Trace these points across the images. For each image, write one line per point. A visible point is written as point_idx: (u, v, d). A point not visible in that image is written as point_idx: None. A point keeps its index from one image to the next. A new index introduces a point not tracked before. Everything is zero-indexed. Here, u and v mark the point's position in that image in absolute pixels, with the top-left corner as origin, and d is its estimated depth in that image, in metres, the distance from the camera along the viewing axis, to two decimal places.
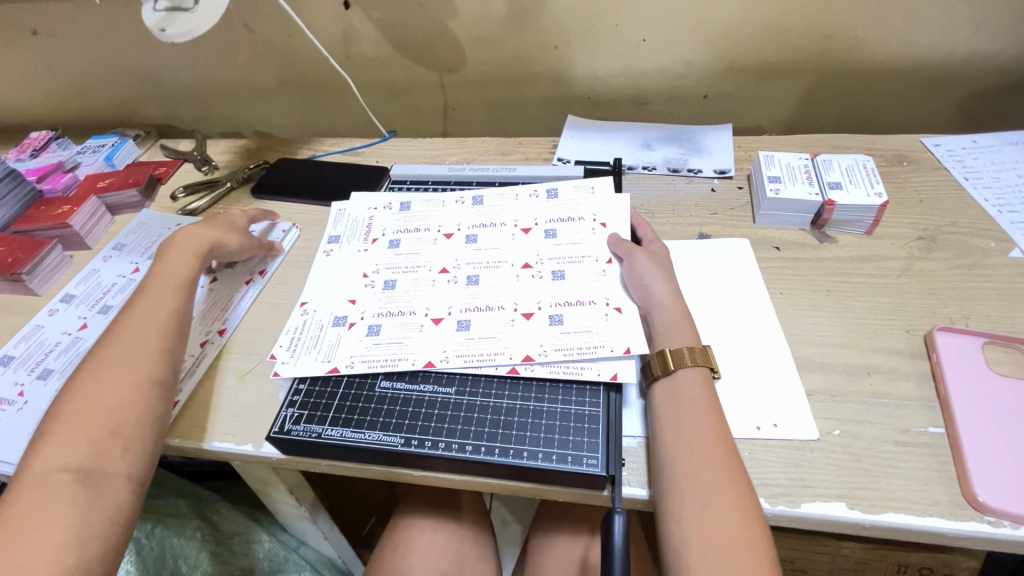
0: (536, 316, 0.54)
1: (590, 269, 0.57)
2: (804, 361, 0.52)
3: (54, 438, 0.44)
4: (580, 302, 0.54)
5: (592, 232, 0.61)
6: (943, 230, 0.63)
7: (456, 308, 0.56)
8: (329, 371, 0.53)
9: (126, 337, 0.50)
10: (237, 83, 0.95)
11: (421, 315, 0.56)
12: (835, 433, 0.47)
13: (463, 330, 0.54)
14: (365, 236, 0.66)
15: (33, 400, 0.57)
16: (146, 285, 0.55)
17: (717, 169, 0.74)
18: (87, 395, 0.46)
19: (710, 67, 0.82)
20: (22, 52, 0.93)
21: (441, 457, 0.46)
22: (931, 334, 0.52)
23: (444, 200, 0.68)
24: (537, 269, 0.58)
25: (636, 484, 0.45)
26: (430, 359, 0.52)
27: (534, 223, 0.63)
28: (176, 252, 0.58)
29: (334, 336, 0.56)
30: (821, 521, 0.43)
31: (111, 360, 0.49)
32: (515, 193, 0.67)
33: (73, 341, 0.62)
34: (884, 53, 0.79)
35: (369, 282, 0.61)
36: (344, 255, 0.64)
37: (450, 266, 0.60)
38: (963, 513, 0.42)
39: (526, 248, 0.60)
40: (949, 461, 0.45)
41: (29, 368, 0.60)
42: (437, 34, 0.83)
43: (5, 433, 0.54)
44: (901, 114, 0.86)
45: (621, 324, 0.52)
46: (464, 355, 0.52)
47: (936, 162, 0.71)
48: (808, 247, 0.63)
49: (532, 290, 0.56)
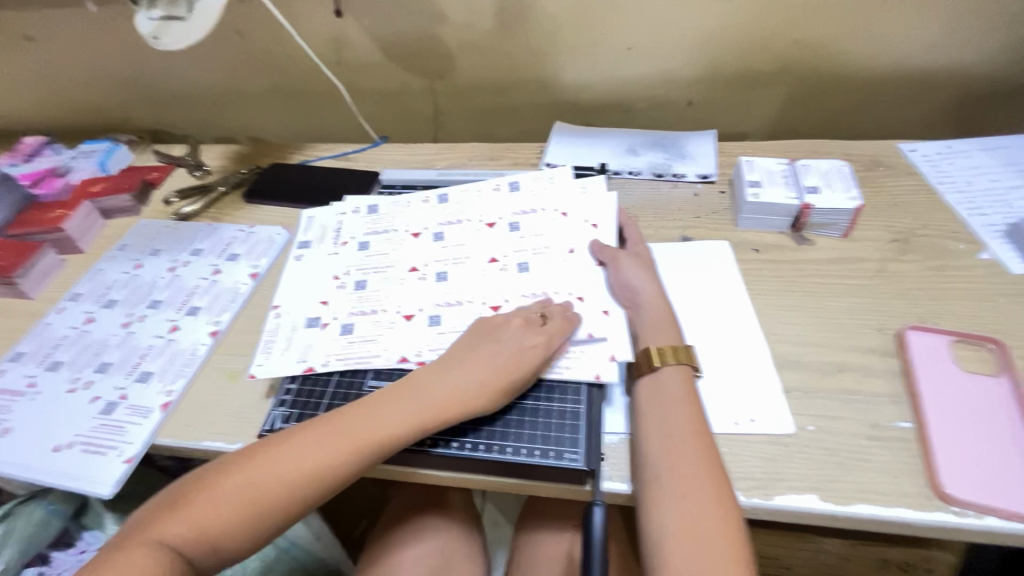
0: (504, 309, 0.56)
1: (553, 261, 0.59)
2: (780, 359, 0.54)
3: (185, 522, 0.43)
4: (545, 294, 0.56)
5: (582, 232, 0.61)
6: (917, 233, 0.65)
7: (427, 305, 0.58)
8: (306, 371, 0.54)
9: (300, 460, 0.45)
10: (230, 89, 0.96)
11: (393, 313, 0.58)
12: (810, 428, 0.49)
13: (435, 325, 0.56)
14: (336, 239, 0.67)
15: (45, 389, 0.59)
16: (371, 403, 0.48)
17: (700, 173, 0.75)
18: (234, 507, 0.43)
19: (693, 75, 0.84)
20: (15, 57, 0.94)
21: (428, 454, 0.48)
22: (902, 333, 0.54)
23: (410, 200, 0.70)
24: (503, 263, 0.60)
25: (617, 479, 0.46)
26: (403, 355, 0.54)
27: (498, 218, 0.65)
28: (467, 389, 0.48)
29: (308, 337, 0.57)
30: (794, 512, 0.44)
31: (278, 478, 0.44)
32: (478, 188, 0.69)
33: (80, 334, 0.64)
34: (862, 61, 0.81)
35: (340, 284, 0.62)
36: (314, 261, 0.65)
37: (419, 265, 0.62)
38: (929, 504, 0.43)
39: (491, 243, 0.62)
40: (917, 454, 0.46)
41: (38, 361, 0.61)
42: (427, 42, 0.85)
43: (19, 423, 0.56)
44: (881, 121, 0.89)
45: (606, 327, 0.53)
46: (436, 349, 0.54)
47: (911, 167, 0.74)
48: (787, 249, 0.65)
49: (498, 284, 0.58)
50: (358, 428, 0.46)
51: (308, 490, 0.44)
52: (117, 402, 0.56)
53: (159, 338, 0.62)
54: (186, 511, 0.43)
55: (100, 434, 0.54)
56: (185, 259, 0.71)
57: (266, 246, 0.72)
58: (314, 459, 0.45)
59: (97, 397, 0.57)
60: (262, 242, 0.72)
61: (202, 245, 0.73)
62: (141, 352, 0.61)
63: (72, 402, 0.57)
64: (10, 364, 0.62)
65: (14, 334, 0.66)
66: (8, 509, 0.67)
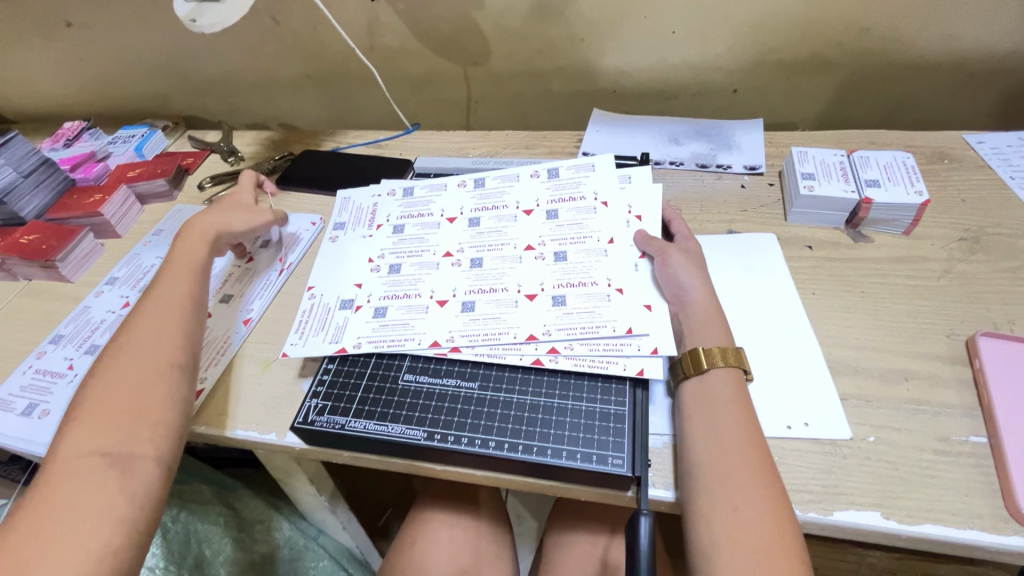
0: (539, 297, 0.54)
1: (591, 251, 0.57)
2: (836, 364, 0.51)
3: (85, 422, 0.44)
4: (583, 284, 0.54)
5: (625, 225, 0.58)
6: (987, 232, 0.60)
7: (460, 290, 0.56)
8: (337, 352, 0.53)
9: (153, 326, 0.51)
10: (262, 75, 0.96)
11: (426, 297, 0.56)
12: (870, 440, 0.45)
13: (467, 311, 0.54)
14: (370, 222, 0.66)
15: (82, 372, 0.59)
16: (164, 271, 0.56)
17: (747, 165, 0.72)
18: (118, 386, 0.46)
19: (741, 61, 0.80)
20: (55, 43, 0.95)
21: (463, 452, 0.46)
22: (974, 339, 0.50)
23: (446, 184, 0.68)
24: (540, 251, 0.58)
25: (661, 486, 0.44)
26: (435, 339, 0.52)
27: (536, 205, 0.62)
28: (189, 237, 0.59)
29: (341, 318, 0.56)
30: (853, 529, 0.41)
31: (135, 346, 0.49)
32: (515, 173, 0.67)
33: (118, 318, 0.64)
34: (927, 46, 0.75)
35: (374, 267, 0.61)
36: (349, 242, 0.64)
37: (453, 250, 0.60)
38: (1006, 527, 0.40)
39: (528, 230, 0.60)
40: (992, 473, 0.43)
41: (77, 344, 0.62)
42: (463, 28, 0.82)
43: (59, 405, 0.56)
44: (943, 110, 0.83)
45: (648, 321, 0.50)
46: (469, 336, 0.52)
47: (979, 160, 0.68)
48: (842, 246, 0.61)
49: (534, 273, 0.56)
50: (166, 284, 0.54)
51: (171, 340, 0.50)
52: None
53: None
54: (79, 421, 0.44)
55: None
56: None
57: (297, 237, 0.70)
58: (141, 312, 0.52)
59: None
60: (291, 230, 0.71)
61: None
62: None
63: None
64: (50, 347, 0.63)
65: (53, 320, 0.66)
66: None
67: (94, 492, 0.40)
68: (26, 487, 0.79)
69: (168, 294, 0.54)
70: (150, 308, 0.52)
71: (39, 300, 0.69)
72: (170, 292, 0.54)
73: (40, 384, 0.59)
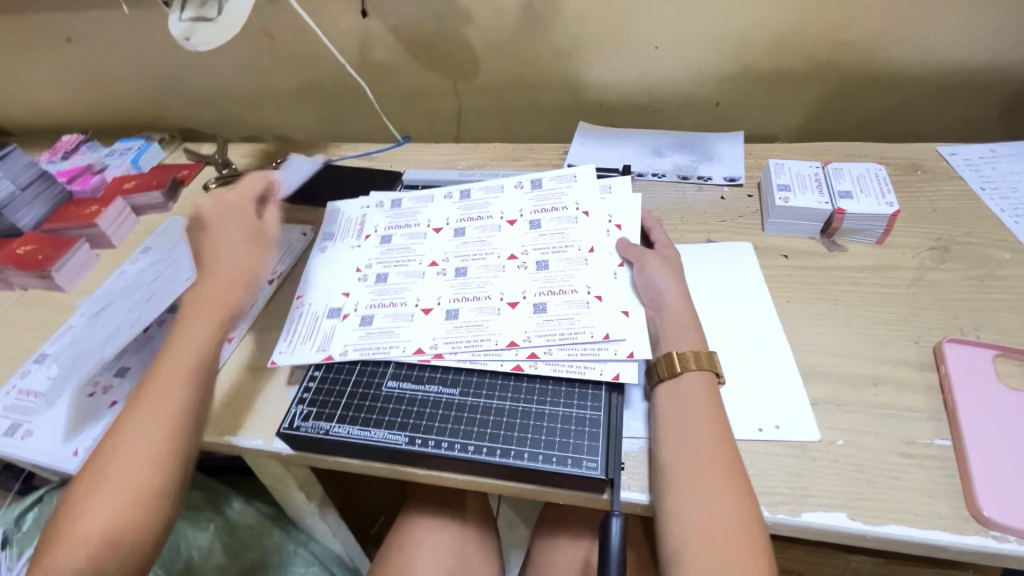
0: (521, 305, 0.55)
1: (572, 259, 0.59)
2: (809, 370, 0.52)
3: (87, 497, 0.44)
4: (563, 292, 0.56)
5: (606, 234, 0.60)
6: (957, 241, 0.62)
7: (444, 298, 0.58)
8: (324, 359, 0.55)
9: (164, 398, 0.49)
10: (257, 88, 0.98)
11: (412, 305, 0.58)
12: (839, 443, 0.47)
13: (451, 318, 0.56)
14: (359, 232, 0.68)
15: (67, 385, 0.60)
16: (178, 327, 0.54)
17: (727, 176, 0.74)
18: (123, 464, 0.45)
19: (723, 75, 0.82)
20: (54, 58, 0.98)
21: (443, 457, 0.47)
22: (940, 345, 0.51)
23: (433, 195, 0.70)
24: (522, 260, 0.59)
25: (636, 489, 0.45)
26: (419, 346, 0.54)
27: (520, 215, 0.64)
28: (204, 293, 0.56)
29: (329, 326, 0.58)
30: (820, 530, 0.43)
31: (145, 418, 0.48)
32: (500, 185, 0.68)
33: (107, 327, 0.65)
34: (901, 60, 0.78)
35: (362, 277, 0.62)
36: (338, 253, 0.66)
37: (439, 260, 0.62)
38: (967, 527, 0.41)
39: (512, 240, 0.62)
40: (955, 475, 0.44)
41: (60, 364, 0.63)
42: (452, 43, 0.85)
43: (39, 427, 0.57)
44: (919, 123, 0.85)
45: (624, 326, 0.52)
46: (452, 343, 0.54)
47: (952, 171, 0.70)
48: (817, 256, 0.63)
49: (517, 281, 0.58)
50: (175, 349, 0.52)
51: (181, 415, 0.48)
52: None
53: None
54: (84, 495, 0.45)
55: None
56: None
57: (287, 248, 0.71)
58: (151, 382, 0.50)
59: (114, 402, 0.58)
60: (285, 242, 0.72)
61: None
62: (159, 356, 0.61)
63: (86, 407, 0.58)
64: (36, 365, 0.64)
65: (47, 330, 0.68)
66: (41, 494, 0.71)
67: None
68: (20, 494, 0.80)
69: (177, 361, 0.51)
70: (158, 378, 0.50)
71: (34, 309, 0.71)
72: (179, 359, 0.51)
73: (22, 405, 0.60)
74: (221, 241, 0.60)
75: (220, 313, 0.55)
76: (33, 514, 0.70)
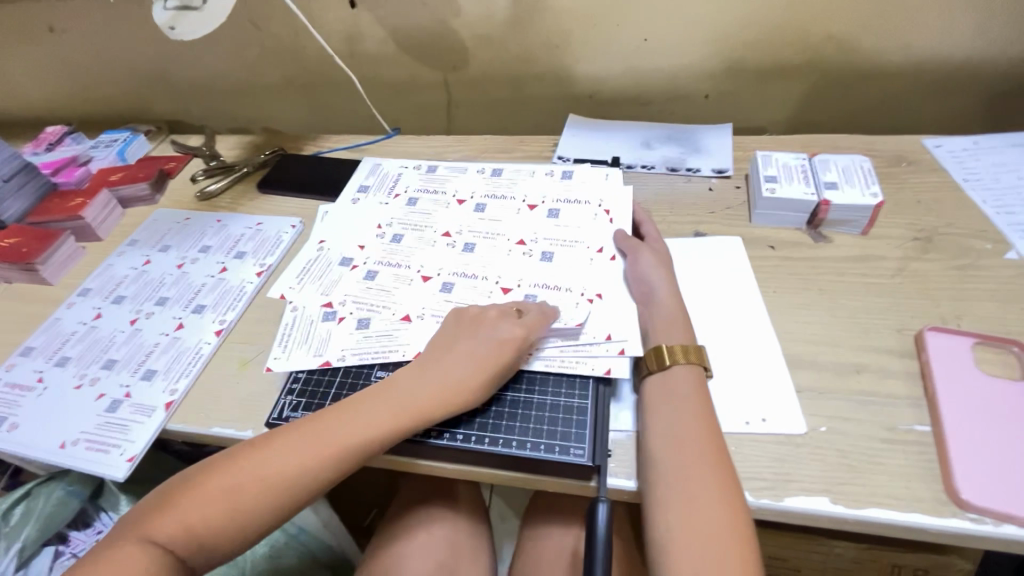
0: (514, 292, 0.56)
1: (578, 256, 0.59)
2: (793, 358, 0.53)
3: (180, 504, 0.43)
4: (560, 288, 0.56)
5: (594, 219, 0.63)
6: (940, 232, 0.63)
7: (445, 270, 0.60)
8: (321, 365, 0.54)
9: (290, 459, 0.44)
10: (245, 80, 0.97)
11: (414, 270, 0.60)
12: (822, 430, 0.48)
13: (445, 291, 0.58)
14: (390, 190, 0.71)
15: (52, 385, 0.59)
16: (404, 405, 0.47)
17: (715, 168, 0.74)
18: (220, 501, 0.43)
19: (712, 68, 0.83)
20: (37, 48, 0.96)
21: (431, 445, 0.48)
22: (922, 334, 0.52)
23: (467, 168, 0.72)
24: (530, 247, 0.60)
25: (622, 476, 0.46)
26: (407, 313, 0.56)
27: (541, 202, 0.65)
28: (440, 382, 0.48)
29: (337, 274, 0.61)
30: (802, 514, 0.43)
31: (268, 469, 0.44)
32: (531, 170, 0.70)
33: (88, 331, 0.64)
34: (888, 54, 0.78)
35: (380, 233, 0.65)
36: (367, 206, 0.69)
37: (452, 231, 0.64)
38: (945, 510, 0.42)
39: (526, 224, 0.63)
40: (934, 459, 0.45)
41: (47, 357, 0.62)
42: (441, 35, 0.84)
43: (27, 419, 0.57)
44: (906, 116, 0.86)
45: (617, 320, 0.53)
46: (438, 314, 0.56)
47: (936, 163, 0.71)
48: (803, 246, 0.63)
49: (517, 267, 0.59)
50: (252, 467, 0.44)
51: (295, 489, 0.44)
52: (122, 400, 0.57)
53: (164, 336, 0.62)
54: (178, 501, 0.43)
55: (104, 432, 0.54)
56: (193, 256, 0.72)
57: (275, 241, 0.72)
58: (213, 475, 0.44)
59: (102, 395, 0.57)
60: (274, 234, 0.73)
61: (209, 242, 0.73)
62: (146, 351, 0.61)
63: (76, 399, 0.58)
64: (20, 359, 0.63)
65: (32, 324, 0.67)
66: (28, 490, 0.70)
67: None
68: (5, 489, 0.80)
69: (245, 480, 0.43)
70: (221, 485, 0.43)
71: (19, 302, 0.70)
72: (250, 478, 0.43)
73: (8, 398, 0.59)
74: (459, 354, 0.49)
75: (319, 463, 0.44)
76: (20, 510, 0.69)
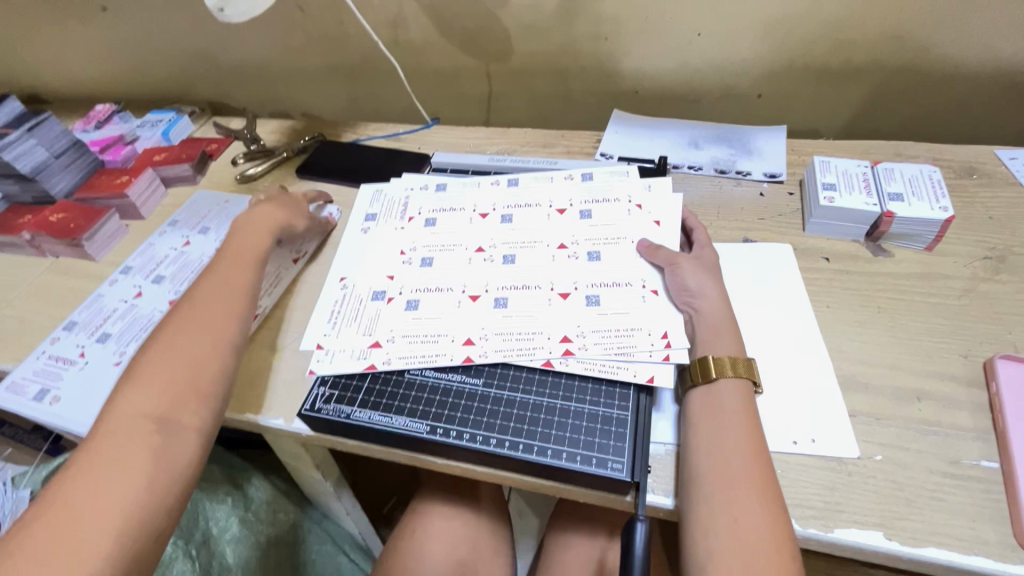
0: (573, 296, 0.54)
1: (624, 252, 0.57)
2: (847, 380, 0.50)
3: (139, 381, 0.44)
4: (617, 284, 0.55)
5: (627, 214, 0.61)
6: (1013, 252, 0.58)
7: (493, 286, 0.57)
8: (366, 369, 0.52)
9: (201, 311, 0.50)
10: (287, 64, 0.97)
11: (458, 292, 0.57)
12: (878, 458, 0.45)
13: (499, 307, 0.55)
14: (401, 215, 0.67)
15: (94, 360, 0.61)
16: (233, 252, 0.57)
17: (767, 172, 0.71)
18: (168, 353, 0.46)
19: (768, 66, 0.78)
20: (90, 27, 0.98)
21: (464, 448, 0.47)
22: (992, 362, 0.49)
23: (479, 182, 0.69)
24: (573, 250, 0.58)
25: (660, 493, 0.44)
26: (468, 354, 0.51)
27: (569, 205, 0.63)
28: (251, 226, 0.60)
29: (373, 310, 0.57)
30: (854, 548, 0.41)
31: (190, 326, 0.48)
32: (549, 175, 0.68)
33: (129, 308, 0.66)
34: (964, 57, 0.73)
35: (406, 259, 0.61)
36: (380, 235, 0.65)
37: (485, 246, 0.61)
38: (1013, 556, 0.39)
39: (561, 229, 0.61)
40: (1001, 499, 0.42)
41: (89, 331, 0.63)
42: (486, 25, 0.82)
43: (69, 392, 0.58)
44: (978, 124, 0.80)
45: (657, 307, 0.52)
46: (503, 333, 0.52)
47: (1010, 177, 0.66)
48: (859, 260, 0.60)
49: (567, 271, 0.57)
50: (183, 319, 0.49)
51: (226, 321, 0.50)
52: None
53: None
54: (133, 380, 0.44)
55: None
56: None
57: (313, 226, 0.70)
58: (150, 347, 0.47)
59: None
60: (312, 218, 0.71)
61: None
62: None
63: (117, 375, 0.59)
64: (64, 332, 0.64)
65: (76, 300, 0.69)
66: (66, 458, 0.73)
67: (131, 446, 0.40)
68: (47, 455, 0.83)
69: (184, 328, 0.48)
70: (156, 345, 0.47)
71: (66, 276, 0.72)
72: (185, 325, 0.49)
73: (52, 369, 0.60)
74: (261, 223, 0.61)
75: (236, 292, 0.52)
76: None
